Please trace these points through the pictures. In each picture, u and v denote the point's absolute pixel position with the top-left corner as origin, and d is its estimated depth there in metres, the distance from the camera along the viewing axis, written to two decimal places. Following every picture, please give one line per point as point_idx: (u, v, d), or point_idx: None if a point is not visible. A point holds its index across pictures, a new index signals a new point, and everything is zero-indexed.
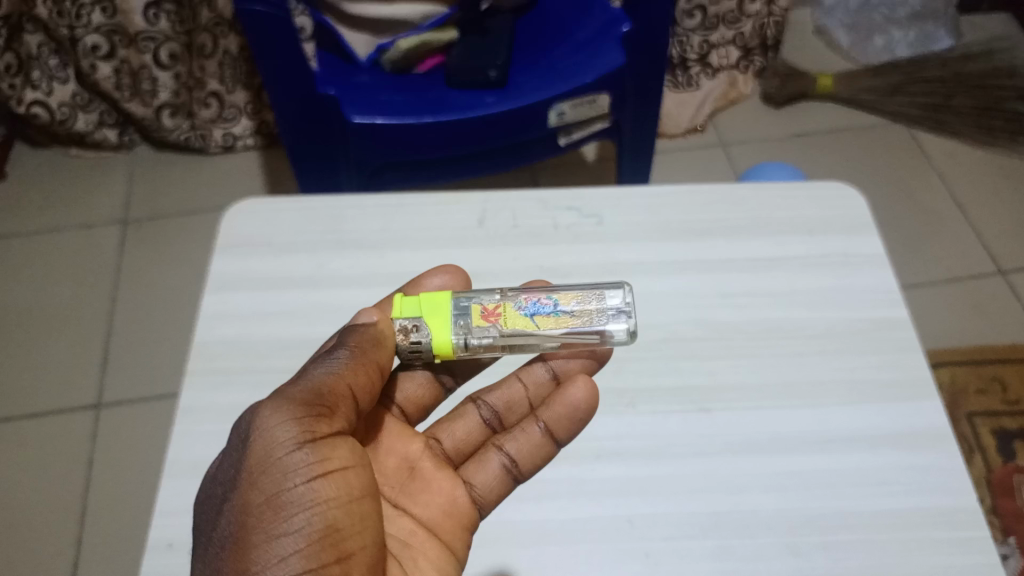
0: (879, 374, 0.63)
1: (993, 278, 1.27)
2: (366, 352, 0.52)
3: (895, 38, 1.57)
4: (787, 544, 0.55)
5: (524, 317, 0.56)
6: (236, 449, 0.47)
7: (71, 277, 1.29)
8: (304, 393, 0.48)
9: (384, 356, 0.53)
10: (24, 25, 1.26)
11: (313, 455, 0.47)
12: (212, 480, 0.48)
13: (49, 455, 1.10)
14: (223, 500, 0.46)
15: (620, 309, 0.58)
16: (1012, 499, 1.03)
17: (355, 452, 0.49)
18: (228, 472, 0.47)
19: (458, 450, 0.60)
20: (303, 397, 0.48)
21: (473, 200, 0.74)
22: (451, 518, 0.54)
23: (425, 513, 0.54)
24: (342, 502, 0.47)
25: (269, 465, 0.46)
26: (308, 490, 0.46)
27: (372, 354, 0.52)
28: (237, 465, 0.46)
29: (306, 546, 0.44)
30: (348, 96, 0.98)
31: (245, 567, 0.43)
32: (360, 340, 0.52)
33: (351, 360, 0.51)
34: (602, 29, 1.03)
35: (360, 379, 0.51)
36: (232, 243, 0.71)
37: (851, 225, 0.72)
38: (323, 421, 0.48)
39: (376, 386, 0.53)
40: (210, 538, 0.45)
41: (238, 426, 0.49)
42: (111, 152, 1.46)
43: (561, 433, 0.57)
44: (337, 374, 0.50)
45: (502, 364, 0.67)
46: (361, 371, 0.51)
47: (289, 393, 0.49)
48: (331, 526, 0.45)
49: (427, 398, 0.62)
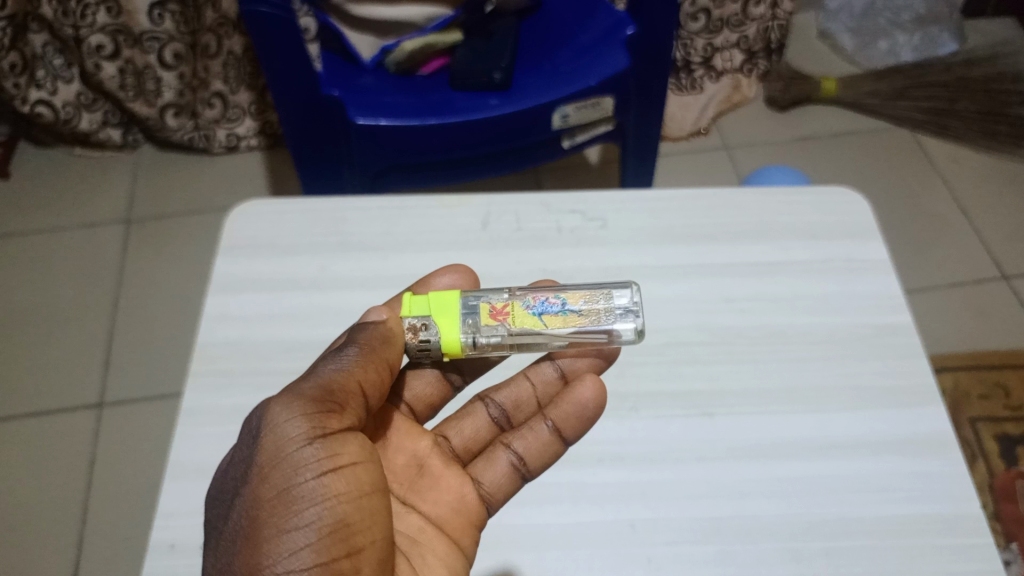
0: (881, 379, 0.62)
1: (996, 283, 1.27)
2: (376, 349, 0.52)
3: (899, 42, 1.56)
4: (788, 551, 0.55)
5: (532, 316, 0.57)
6: (247, 445, 0.47)
7: (74, 275, 1.30)
8: (315, 389, 0.48)
9: (393, 354, 0.54)
10: (29, 25, 1.26)
11: (323, 450, 0.47)
12: (223, 476, 0.48)
13: (49, 454, 1.10)
14: (234, 495, 0.46)
15: (628, 309, 0.57)
16: (1015, 505, 1.02)
17: (365, 449, 0.49)
18: (239, 467, 0.47)
19: (466, 448, 0.61)
20: (314, 393, 0.48)
21: (476, 202, 0.74)
22: (460, 515, 0.54)
23: (433, 510, 0.55)
24: (352, 497, 0.47)
25: (279, 461, 0.46)
26: (319, 485, 0.46)
27: (382, 352, 0.52)
28: (248, 460, 0.46)
29: (317, 540, 0.44)
30: (353, 98, 0.98)
31: (256, 561, 0.43)
32: (370, 338, 0.52)
33: (361, 358, 0.51)
34: (607, 32, 1.03)
35: (370, 376, 0.51)
36: (235, 245, 0.71)
37: (855, 230, 0.72)
38: (334, 417, 0.48)
39: (385, 383, 0.53)
40: (220, 533, 0.45)
41: (248, 422, 0.48)
42: (114, 152, 1.46)
43: (568, 431, 0.57)
44: (347, 371, 0.50)
45: (509, 364, 0.67)
46: (371, 368, 0.51)
47: (300, 389, 0.49)
48: (341, 521, 0.45)
49: (436, 396, 0.62)
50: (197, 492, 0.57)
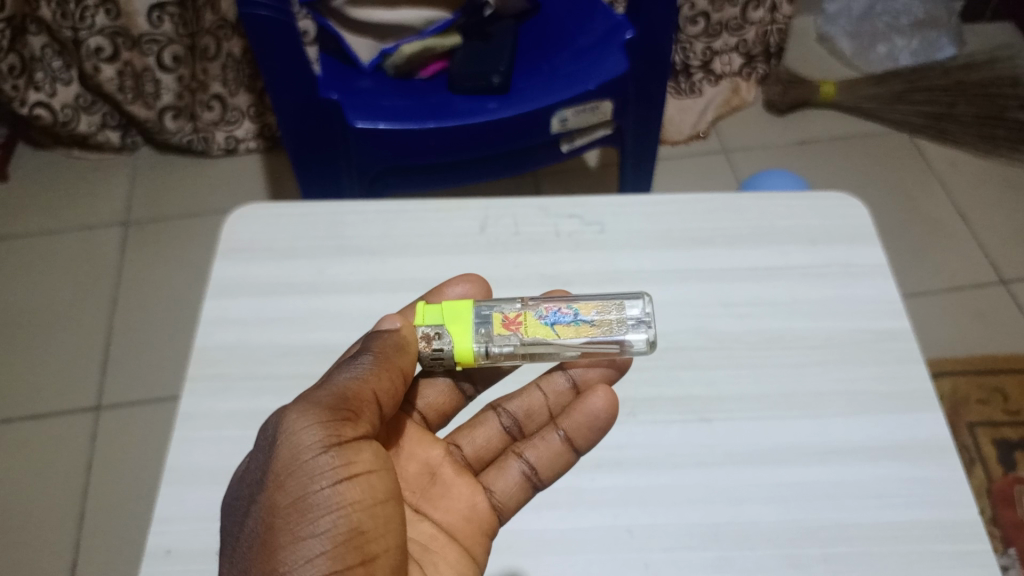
0: (879, 385, 0.62)
1: (994, 287, 1.27)
2: (390, 358, 0.52)
3: (897, 46, 1.57)
4: (786, 556, 0.55)
5: (544, 326, 0.57)
6: (263, 452, 0.47)
7: (73, 278, 1.29)
8: (330, 397, 0.48)
9: (407, 362, 0.54)
10: (28, 27, 1.26)
11: (339, 458, 0.46)
12: (237, 484, 0.48)
13: (47, 458, 1.09)
14: (250, 502, 0.46)
15: (640, 320, 0.57)
16: (1013, 509, 1.02)
17: (379, 456, 0.49)
18: (253, 475, 0.47)
19: (478, 457, 0.61)
20: (329, 401, 0.48)
21: (475, 206, 0.74)
22: (471, 523, 0.54)
23: (444, 517, 0.55)
24: (366, 506, 0.46)
25: (295, 468, 0.46)
26: (333, 493, 0.46)
27: (396, 360, 0.52)
28: (263, 468, 0.46)
29: (331, 548, 0.44)
30: (351, 101, 0.98)
31: (272, 568, 0.43)
32: (384, 346, 0.52)
33: (375, 366, 0.51)
34: (605, 36, 1.03)
35: (384, 384, 0.51)
36: (232, 248, 0.71)
37: (852, 235, 0.72)
38: (348, 425, 0.48)
39: (398, 391, 0.53)
40: (236, 539, 0.45)
41: (264, 429, 0.48)
42: (113, 154, 1.46)
43: (579, 441, 0.57)
44: (361, 379, 0.50)
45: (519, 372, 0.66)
46: (385, 376, 0.51)
47: (315, 397, 0.49)
48: (356, 529, 0.45)
49: (449, 405, 0.62)
50: (193, 496, 0.57)
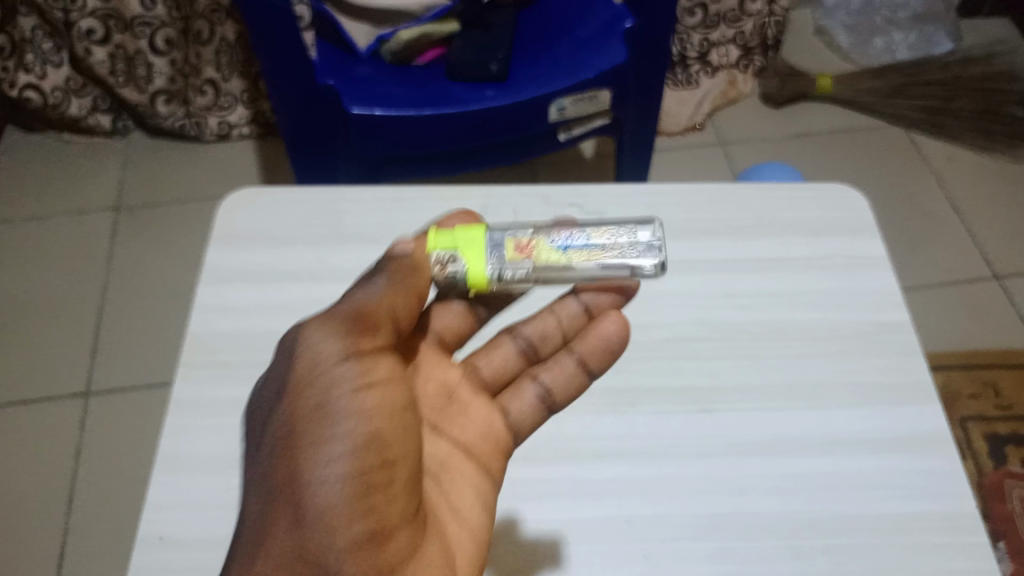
0: (881, 377, 0.62)
1: (988, 282, 1.27)
2: (408, 273, 0.47)
3: (895, 39, 1.58)
4: (788, 548, 0.54)
5: (557, 251, 0.53)
6: (284, 363, 0.46)
7: (63, 262, 1.28)
8: (347, 309, 0.46)
9: (427, 274, 0.50)
10: (19, 8, 1.24)
11: (355, 371, 0.44)
12: (264, 387, 0.48)
13: (37, 444, 1.08)
14: (273, 409, 0.46)
15: (653, 243, 0.53)
16: (1003, 503, 1.03)
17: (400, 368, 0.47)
18: (275, 385, 0.46)
19: (493, 379, 0.59)
20: (347, 313, 0.46)
21: (475, 194, 0.74)
22: (488, 442, 0.54)
23: (463, 436, 0.54)
24: (384, 418, 0.44)
25: (313, 379, 0.44)
26: (348, 404, 0.44)
27: (415, 276, 0.48)
28: (284, 377, 0.46)
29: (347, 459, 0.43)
30: (349, 88, 0.96)
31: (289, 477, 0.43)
32: (400, 261, 0.47)
33: (392, 282, 0.47)
34: (605, 25, 1.01)
35: (402, 299, 0.47)
36: (229, 233, 0.70)
37: (855, 227, 0.71)
38: (367, 337, 0.46)
39: (422, 300, 0.49)
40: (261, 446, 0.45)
41: (286, 339, 0.47)
42: (105, 138, 1.44)
43: (594, 364, 0.56)
44: (379, 293, 0.46)
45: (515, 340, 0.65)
46: (405, 288, 0.47)
47: (334, 308, 0.46)
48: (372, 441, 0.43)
49: (463, 329, 0.59)
50: (189, 483, 0.56)
